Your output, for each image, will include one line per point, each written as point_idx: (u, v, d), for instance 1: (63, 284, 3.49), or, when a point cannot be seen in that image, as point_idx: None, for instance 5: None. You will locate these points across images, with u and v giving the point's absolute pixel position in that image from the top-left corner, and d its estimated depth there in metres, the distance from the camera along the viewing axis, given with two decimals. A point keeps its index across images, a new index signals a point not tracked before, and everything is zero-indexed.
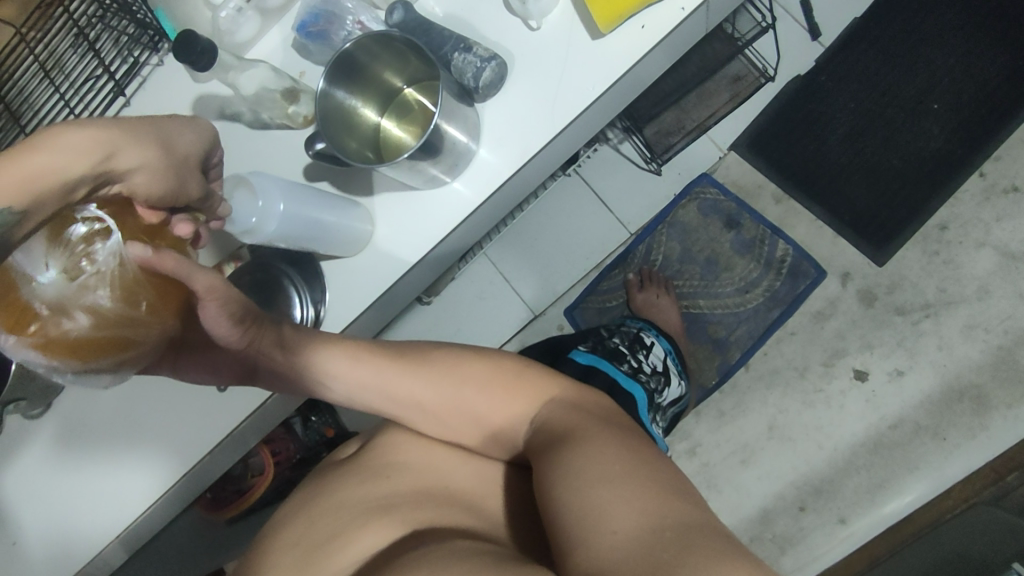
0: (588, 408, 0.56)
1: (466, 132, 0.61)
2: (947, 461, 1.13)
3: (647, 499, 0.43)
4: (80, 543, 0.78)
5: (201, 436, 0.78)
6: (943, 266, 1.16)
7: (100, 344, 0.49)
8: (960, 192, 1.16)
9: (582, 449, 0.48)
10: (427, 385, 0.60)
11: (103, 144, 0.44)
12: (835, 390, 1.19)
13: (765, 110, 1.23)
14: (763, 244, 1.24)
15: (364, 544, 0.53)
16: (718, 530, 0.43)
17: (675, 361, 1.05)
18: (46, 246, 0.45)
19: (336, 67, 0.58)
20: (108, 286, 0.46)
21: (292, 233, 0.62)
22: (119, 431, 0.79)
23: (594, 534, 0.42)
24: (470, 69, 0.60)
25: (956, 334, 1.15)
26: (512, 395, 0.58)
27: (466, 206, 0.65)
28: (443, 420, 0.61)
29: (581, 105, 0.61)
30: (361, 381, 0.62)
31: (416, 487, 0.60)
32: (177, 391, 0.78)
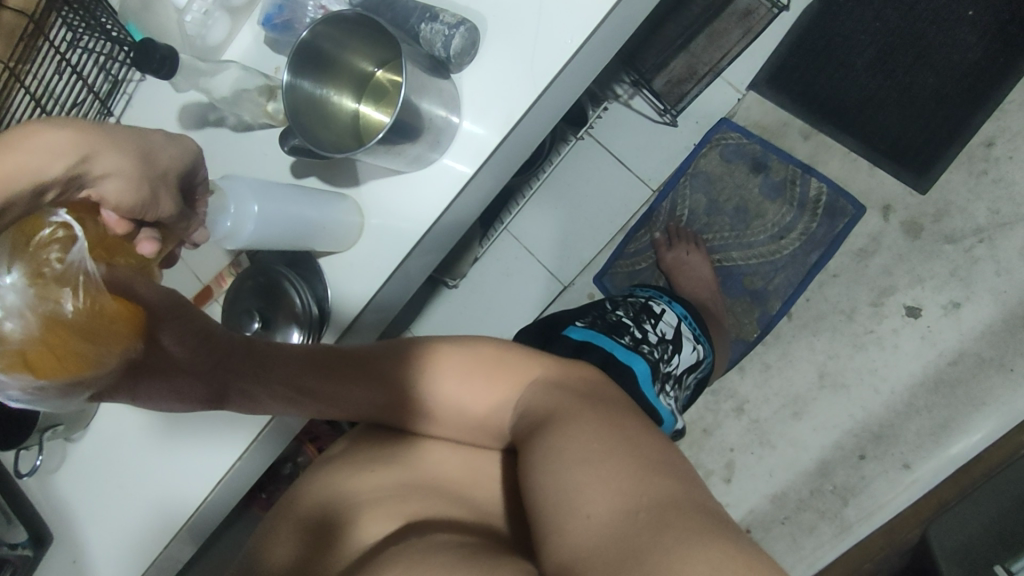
0: (573, 386, 0.55)
1: (443, 105, 0.58)
2: (1016, 393, 1.05)
3: (624, 478, 0.44)
4: (129, 557, 0.79)
5: (231, 442, 0.77)
6: (994, 185, 1.07)
7: (62, 359, 0.46)
8: (1005, 103, 1.07)
9: (564, 429, 0.49)
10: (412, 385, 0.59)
11: (81, 148, 0.47)
12: (886, 330, 1.12)
13: (781, 42, 1.15)
14: (795, 185, 1.17)
15: (358, 538, 0.55)
16: (699, 504, 0.44)
17: (690, 325, 1.02)
18: (11, 250, 0.46)
19: (297, 58, 0.57)
20: (73, 298, 0.46)
21: (270, 237, 0.62)
22: (155, 443, 0.79)
23: (572, 517, 0.44)
24: (438, 38, 0.58)
25: (1015, 257, 1.06)
26: (495, 382, 0.57)
27: (456, 183, 0.63)
28: (430, 413, 0.60)
29: (560, 62, 0.57)
30: (341, 397, 0.62)
31: (408, 478, 0.62)
32: None
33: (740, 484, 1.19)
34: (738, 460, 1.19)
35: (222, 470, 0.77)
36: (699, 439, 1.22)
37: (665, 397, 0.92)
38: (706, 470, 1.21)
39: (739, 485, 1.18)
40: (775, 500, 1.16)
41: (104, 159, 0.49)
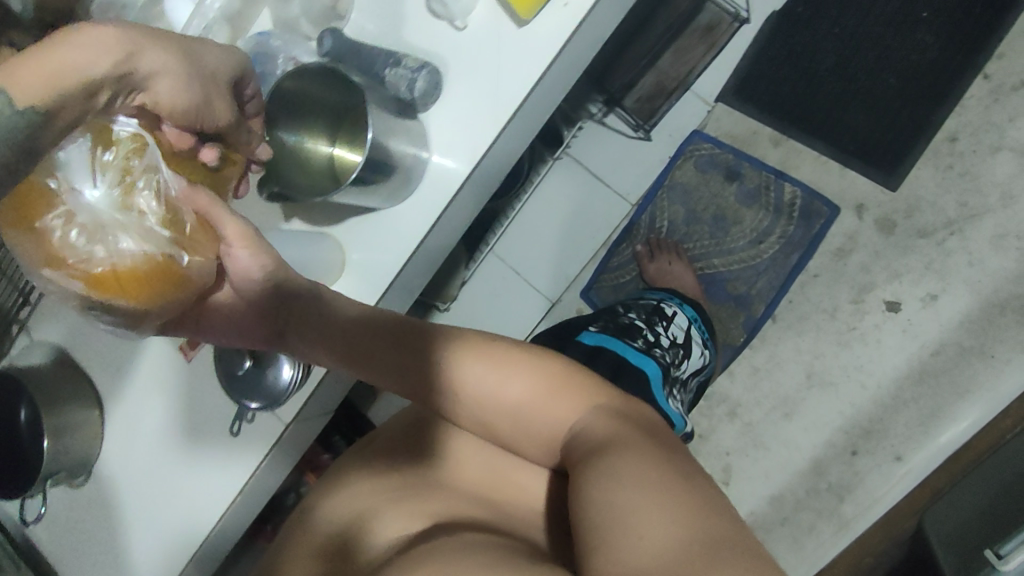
0: (635, 420, 0.58)
1: (412, 142, 0.62)
2: (999, 379, 1.07)
3: (678, 508, 0.46)
4: None
5: (223, 484, 0.75)
6: (961, 178, 1.10)
7: (141, 274, 0.53)
8: (965, 98, 1.10)
9: (623, 455, 0.52)
10: (478, 386, 0.61)
11: (126, 44, 0.47)
12: (868, 326, 1.14)
13: (746, 53, 1.19)
14: (768, 191, 1.20)
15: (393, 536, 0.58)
16: (749, 546, 0.45)
17: (700, 329, 0.98)
18: (96, 143, 0.51)
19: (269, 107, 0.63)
20: (152, 204, 0.53)
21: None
22: (150, 488, 0.78)
23: (621, 528, 0.46)
24: (403, 82, 0.60)
25: (986, 246, 1.09)
26: (559, 398, 0.60)
27: (430, 216, 0.66)
28: (483, 422, 0.63)
29: (520, 96, 0.61)
30: (403, 369, 0.64)
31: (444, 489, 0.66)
32: (198, 438, 0.77)
33: (738, 487, 1.20)
34: (735, 464, 1.20)
35: (217, 515, 0.75)
36: (695, 446, 1.23)
37: (674, 401, 0.86)
38: None
39: (738, 489, 1.20)
40: (774, 501, 1.18)
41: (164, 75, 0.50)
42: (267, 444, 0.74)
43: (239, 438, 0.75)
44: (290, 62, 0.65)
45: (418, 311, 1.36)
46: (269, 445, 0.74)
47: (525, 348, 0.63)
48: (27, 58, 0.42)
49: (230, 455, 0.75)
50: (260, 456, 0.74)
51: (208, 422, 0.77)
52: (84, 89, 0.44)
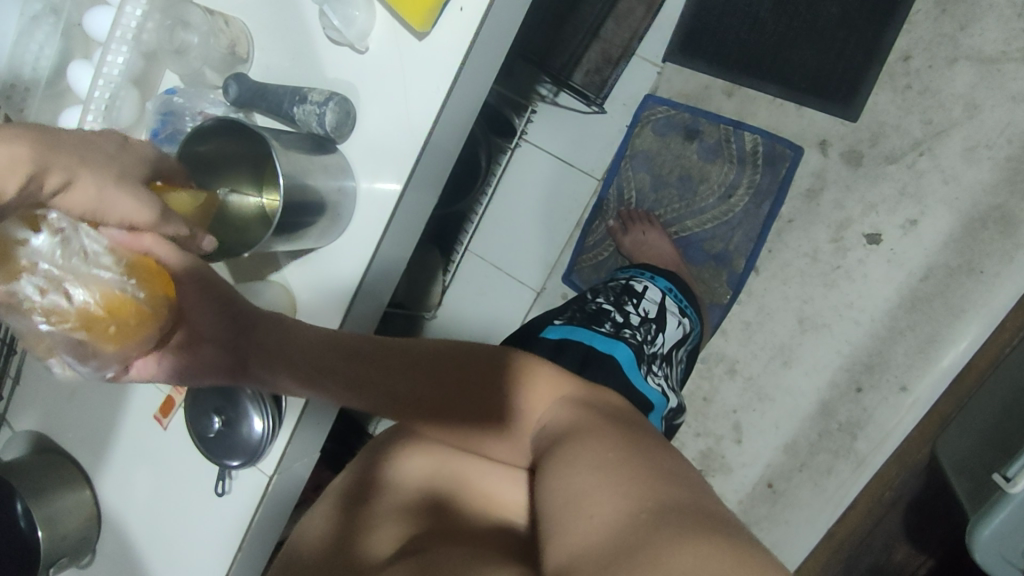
0: (599, 406, 0.58)
1: (334, 177, 0.60)
2: (991, 293, 1.05)
3: (633, 484, 0.48)
4: None
5: (220, 542, 0.76)
6: (921, 96, 1.07)
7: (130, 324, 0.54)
8: (912, 15, 1.06)
9: (582, 442, 0.53)
10: (441, 396, 0.62)
11: (38, 157, 0.46)
12: (852, 262, 1.12)
13: (684, 10, 1.17)
14: (730, 142, 1.17)
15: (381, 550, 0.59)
16: (706, 513, 0.46)
17: (676, 298, 0.97)
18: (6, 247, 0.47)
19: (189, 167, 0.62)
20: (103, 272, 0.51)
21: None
22: (154, 556, 0.79)
23: (577, 516, 0.48)
24: (313, 118, 0.59)
25: (957, 161, 1.06)
26: (521, 390, 0.60)
27: (366, 246, 0.64)
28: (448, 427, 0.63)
29: (432, 111, 0.59)
30: (365, 391, 0.64)
31: (431, 499, 0.66)
32: (189, 501, 0.77)
33: (750, 444, 1.19)
34: (743, 421, 1.20)
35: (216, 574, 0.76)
36: (701, 409, 1.23)
37: (653, 377, 0.84)
38: (716, 437, 1.22)
39: (751, 445, 1.19)
40: (788, 451, 1.16)
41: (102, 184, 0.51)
42: (254, 497, 0.75)
43: (227, 495, 0.76)
44: (199, 118, 0.64)
45: (404, 323, 1.35)
46: (256, 497, 0.75)
47: (483, 352, 0.63)
48: None
49: (222, 512, 0.76)
50: (250, 510, 0.75)
51: (197, 481, 0.78)
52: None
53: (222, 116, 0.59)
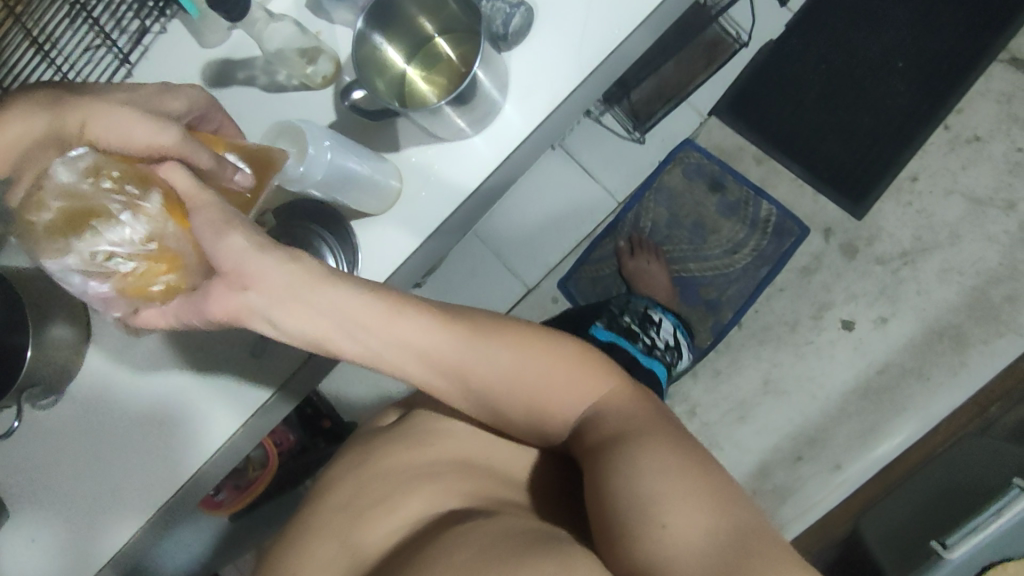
0: (643, 404, 0.54)
1: (497, 81, 0.61)
2: (933, 399, 1.18)
3: (708, 501, 0.44)
4: (109, 526, 0.74)
5: (240, 401, 0.74)
6: (917, 215, 1.22)
7: (149, 259, 0.48)
8: (926, 145, 1.22)
9: (641, 444, 0.48)
10: (493, 356, 0.54)
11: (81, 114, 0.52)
12: (824, 340, 1.23)
13: (740, 75, 1.27)
14: (747, 205, 1.28)
15: (414, 510, 0.54)
16: (773, 540, 0.44)
17: (683, 334, 1.03)
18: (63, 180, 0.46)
19: (373, 10, 0.57)
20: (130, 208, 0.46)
21: (340, 169, 0.58)
22: (144, 407, 0.74)
23: (652, 527, 0.43)
24: (499, 16, 0.62)
25: (933, 278, 1.20)
26: (554, 365, 0.54)
27: (497, 154, 0.65)
28: (467, 381, 0.54)
29: (608, 49, 0.62)
30: (396, 340, 0.52)
31: (451, 458, 0.60)
32: (210, 358, 0.74)
33: None
34: None
35: (185, 477, 0.74)
36: None
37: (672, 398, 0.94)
38: None
39: None
40: None
41: (95, 113, 0.52)
42: (250, 408, 0.74)
43: (261, 356, 0.74)
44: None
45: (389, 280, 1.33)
46: (268, 394, 0.75)
47: (513, 320, 0.56)
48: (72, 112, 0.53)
49: (211, 414, 0.74)
50: (244, 420, 0.74)
51: (181, 379, 0.74)
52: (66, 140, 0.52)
53: None
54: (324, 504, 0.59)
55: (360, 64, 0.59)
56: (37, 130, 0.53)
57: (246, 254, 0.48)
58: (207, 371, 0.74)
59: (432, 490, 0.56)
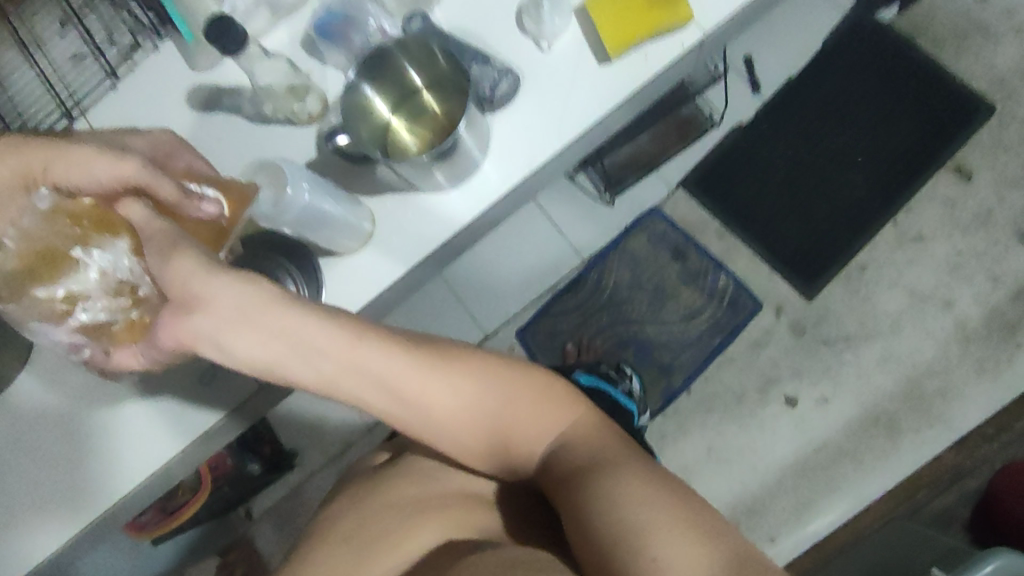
0: (605, 433, 0.57)
1: (479, 141, 0.64)
2: (865, 480, 1.22)
3: (689, 524, 0.48)
4: (29, 539, 0.72)
5: (185, 426, 0.74)
6: (863, 302, 1.28)
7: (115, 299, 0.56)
8: (876, 238, 1.29)
9: (618, 475, 0.51)
10: (458, 389, 0.55)
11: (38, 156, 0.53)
12: (768, 414, 1.27)
13: (709, 153, 1.33)
14: (706, 276, 1.32)
15: (419, 542, 0.59)
16: (752, 557, 0.48)
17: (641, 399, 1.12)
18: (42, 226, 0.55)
19: (366, 65, 0.61)
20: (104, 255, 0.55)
21: (318, 210, 0.60)
22: (87, 422, 0.74)
23: (642, 555, 0.46)
24: (487, 79, 0.65)
25: (874, 364, 1.26)
26: (517, 398, 0.57)
27: (470, 209, 0.67)
28: (437, 415, 0.55)
29: (587, 123, 0.65)
30: (358, 368, 0.51)
31: (442, 493, 0.63)
32: (165, 378, 0.74)
33: None
34: None
35: (114, 497, 0.72)
36: None
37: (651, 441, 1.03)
38: None
39: None
40: None
41: (55, 153, 0.52)
42: (191, 435, 0.74)
43: (218, 380, 0.74)
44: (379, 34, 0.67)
45: None
46: (214, 421, 0.74)
47: (475, 353, 0.57)
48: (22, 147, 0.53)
49: (154, 434, 0.74)
50: (183, 443, 0.74)
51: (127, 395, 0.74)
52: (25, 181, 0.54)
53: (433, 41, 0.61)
54: (334, 532, 0.63)
55: (348, 110, 0.63)
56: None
57: (196, 275, 0.49)
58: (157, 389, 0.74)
59: (438, 523, 0.60)
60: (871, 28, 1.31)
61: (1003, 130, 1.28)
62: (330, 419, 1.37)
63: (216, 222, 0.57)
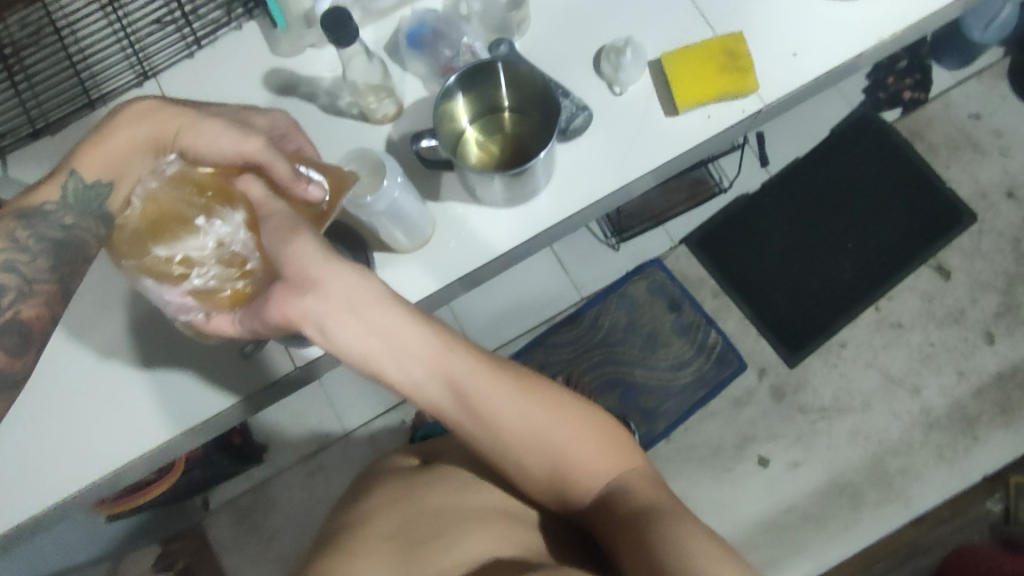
0: (658, 487, 0.58)
1: (549, 166, 0.67)
2: (824, 548, 1.27)
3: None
4: (22, 493, 0.70)
5: (196, 405, 0.72)
6: (840, 376, 1.35)
7: (224, 269, 0.56)
8: (859, 318, 1.36)
9: (674, 524, 0.52)
10: (527, 412, 0.57)
11: (174, 122, 0.58)
12: (739, 471, 1.31)
13: (715, 215, 1.40)
14: (698, 330, 1.37)
15: (467, 550, 0.55)
16: None
17: None
18: (168, 185, 0.58)
19: (466, 75, 0.63)
20: (219, 225, 0.56)
21: (401, 208, 0.63)
22: (100, 385, 0.72)
23: None
24: (563, 111, 0.68)
25: (844, 437, 1.32)
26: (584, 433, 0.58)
27: (527, 229, 0.69)
28: (501, 433, 0.57)
29: (647, 167, 0.69)
30: (439, 370, 0.55)
31: (487, 506, 0.60)
32: (189, 353, 0.72)
33: None
34: None
35: (105, 469, 0.70)
36: None
37: None
38: None
39: None
40: None
41: (188, 124, 0.58)
42: (202, 415, 0.72)
43: (250, 358, 0.72)
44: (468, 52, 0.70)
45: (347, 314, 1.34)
46: (226, 403, 0.72)
47: (546, 384, 0.60)
48: (161, 112, 0.59)
49: (165, 408, 0.71)
50: (192, 421, 0.71)
51: (139, 367, 0.72)
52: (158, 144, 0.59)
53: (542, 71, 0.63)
54: (372, 527, 0.60)
55: (438, 116, 0.64)
56: (138, 139, 0.59)
57: (314, 258, 0.50)
58: (169, 367, 0.72)
59: (486, 530, 0.57)
60: (876, 125, 1.41)
61: (982, 238, 1.38)
62: (306, 418, 1.35)
63: (319, 206, 0.58)
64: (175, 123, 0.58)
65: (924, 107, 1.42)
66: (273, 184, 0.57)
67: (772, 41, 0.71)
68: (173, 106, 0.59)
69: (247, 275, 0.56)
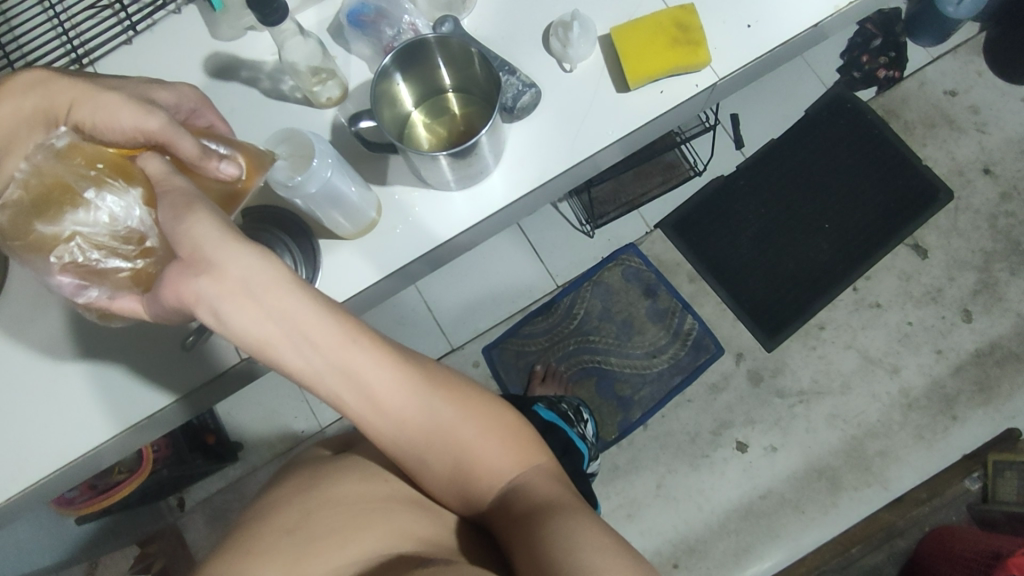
0: (558, 484, 0.57)
1: (495, 147, 0.65)
2: (803, 532, 1.26)
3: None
4: None
5: (139, 401, 0.70)
6: (817, 359, 1.34)
7: (120, 247, 0.53)
8: (836, 300, 1.35)
9: (567, 523, 0.50)
10: (434, 408, 0.54)
11: (70, 95, 0.56)
12: (717, 457, 1.30)
13: (689, 199, 1.38)
14: (674, 316, 1.36)
15: (362, 547, 0.53)
16: None
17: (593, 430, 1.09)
18: (54, 155, 0.53)
19: (402, 55, 0.60)
20: (111, 202, 0.51)
21: (335, 189, 0.61)
22: (40, 382, 0.70)
23: None
24: (510, 90, 0.66)
25: (822, 420, 1.31)
26: (488, 428, 0.57)
27: (476, 213, 0.68)
28: (411, 427, 0.54)
29: (598, 145, 0.67)
30: (342, 362, 0.49)
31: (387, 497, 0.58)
32: (131, 348, 0.71)
33: None
34: None
35: (44, 472, 0.69)
36: None
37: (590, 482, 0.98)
38: None
39: None
40: None
41: (84, 97, 0.56)
42: (144, 411, 0.70)
43: (192, 352, 0.71)
44: (410, 30, 0.69)
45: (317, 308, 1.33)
46: (168, 399, 0.71)
47: (452, 379, 0.58)
48: (59, 84, 0.57)
49: (109, 404, 0.70)
50: (135, 418, 0.70)
51: (83, 362, 0.70)
52: (51, 116, 0.56)
53: (479, 47, 0.61)
54: (271, 520, 0.55)
55: (377, 98, 0.61)
56: (25, 110, 0.56)
57: (212, 238, 0.46)
58: (110, 361, 0.70)
59: (384, 526, 0.55)
60: (850, 105, 1.40)
61: (958, 216, 1.36)
62: (280, 414, 1.34)
63: (230, 187, 0.57)
64: (72, 98, 0.56)
65: (898, 85, 1.41)
66: (178, 163, 0.54)
67: (724, 14, 0.69)
68: (69, 81, 0.57)
69: (144, 253, 0.52)
